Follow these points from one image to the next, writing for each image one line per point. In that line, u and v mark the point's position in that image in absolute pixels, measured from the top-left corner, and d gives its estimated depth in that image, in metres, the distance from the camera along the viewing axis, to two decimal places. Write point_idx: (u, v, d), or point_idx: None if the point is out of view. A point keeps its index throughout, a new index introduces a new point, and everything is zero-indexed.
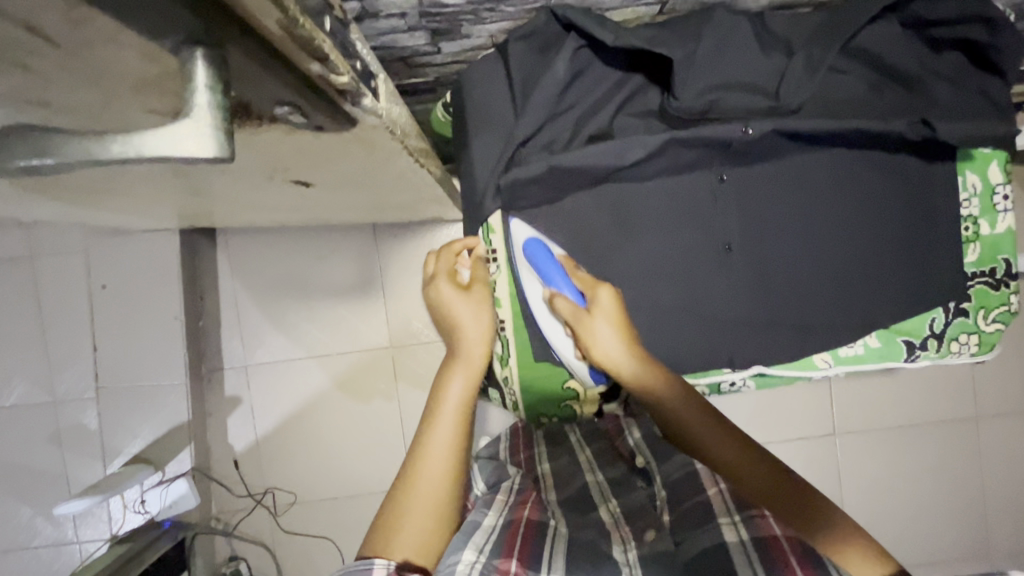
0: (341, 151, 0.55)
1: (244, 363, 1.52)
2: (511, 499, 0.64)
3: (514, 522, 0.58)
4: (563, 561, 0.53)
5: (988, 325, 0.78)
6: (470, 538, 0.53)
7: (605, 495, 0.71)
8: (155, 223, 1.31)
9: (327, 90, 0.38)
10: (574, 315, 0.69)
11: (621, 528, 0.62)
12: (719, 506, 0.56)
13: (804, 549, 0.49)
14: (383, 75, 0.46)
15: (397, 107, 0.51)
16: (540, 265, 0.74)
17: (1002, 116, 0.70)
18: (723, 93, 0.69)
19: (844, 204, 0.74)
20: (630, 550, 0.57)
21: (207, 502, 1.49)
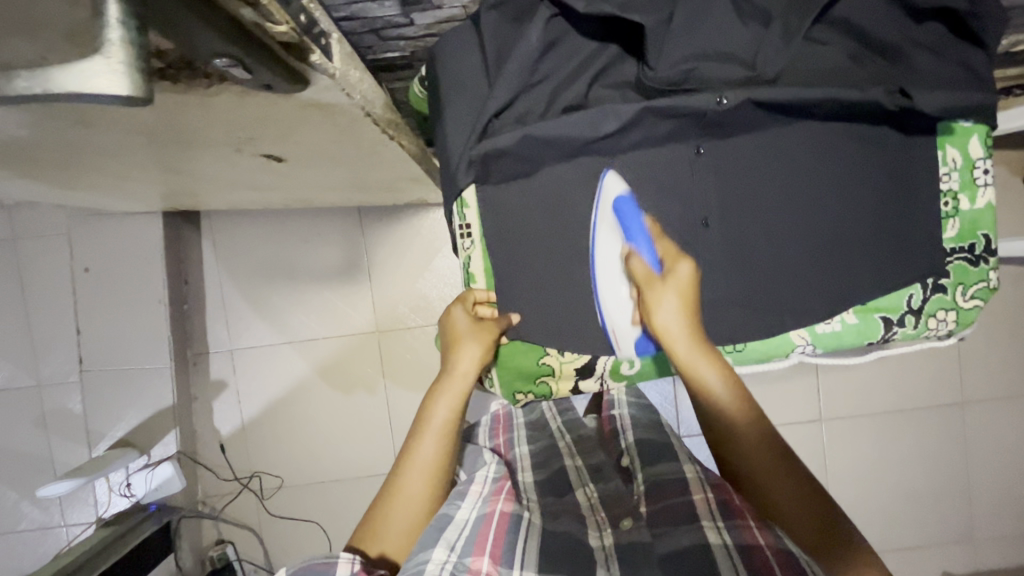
0: (303, 118, 0.55)
1: (230, 347, 1.51)
2: (486, 489, 0.64)
3: (489, 514, 0.59)
4: (534, 555, 0.55)
5: (966, 301, 0.77)
6: (442, 535, 0.54)
7: (582, 479, 0.73)
8: (138, 204, 1.30)
9: (271, 42, 0.38)
10: (646, 277, 0.69)
11: (598, 512, 0.65)
12: (704, 510, 0.59)
13: (785, 553, 0.51)
14: (337, 34, 0.45)
15: (355, 70, 0.50)
16: (626, 224, 0.72)
17: (981, 86, 0.70)
18: (700, 62, 0.68)
19: (822, 179, 0.74)
20: (606, 536, 0.60)
21: (194, 486, 1.49)
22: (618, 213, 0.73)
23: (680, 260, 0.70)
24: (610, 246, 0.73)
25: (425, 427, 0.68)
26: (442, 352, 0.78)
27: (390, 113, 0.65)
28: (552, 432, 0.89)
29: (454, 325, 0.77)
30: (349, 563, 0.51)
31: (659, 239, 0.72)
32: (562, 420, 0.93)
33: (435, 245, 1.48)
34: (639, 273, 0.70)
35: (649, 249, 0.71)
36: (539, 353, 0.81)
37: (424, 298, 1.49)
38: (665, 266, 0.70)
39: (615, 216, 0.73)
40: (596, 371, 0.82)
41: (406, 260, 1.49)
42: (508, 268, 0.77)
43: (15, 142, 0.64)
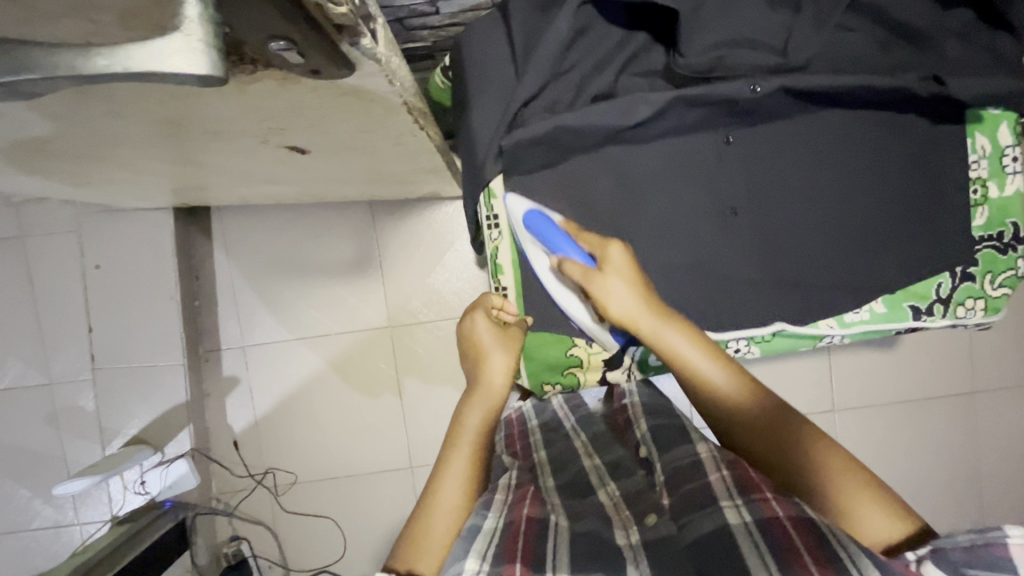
0: (337, 107, 0.54)
1: (242, 343, 1.51)
2: (510, 497, 0.61)
3: (516, 521, 0.56)
4: (566, 557, 0.52)
5: (994, 289, 0.77)
6: (472, 546, 0.52)
7: (603, 478, 0.72)
8: (150, 200, 1.29)
9: (326, 25, 0.36)
10: (585, 276, 0.64)
11: (621, 511, 0.63)
12: (721, 489, 0.59)
13: (806, 522, 0.50)
14: (381, 19, 0.43)
15: (396, 57, 0.48)
16: (544, 235, 0.68)
17: (1013, 73, 0.69)
18: (729, 49, 0.68)
19: (846, 167, 0.74)
20: (633, 533, 0.58)
21: (207, 483, 1.49)
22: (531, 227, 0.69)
23: (607, 246, 0.65)
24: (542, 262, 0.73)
25: (455, 442, 0.64)
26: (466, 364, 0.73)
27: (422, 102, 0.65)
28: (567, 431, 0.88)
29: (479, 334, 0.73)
30: None
31: (581, 236, 0.68)
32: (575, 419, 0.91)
33: (447, 239, 1.48)
34: (576, 274, 0.65)
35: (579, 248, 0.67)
36: (567, 343, 0.80)
37: (436, 292, 1.49)
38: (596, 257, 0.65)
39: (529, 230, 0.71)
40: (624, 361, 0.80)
41: (417, 254, 1.48)
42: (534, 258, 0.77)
43: (41, 135, 0.64)
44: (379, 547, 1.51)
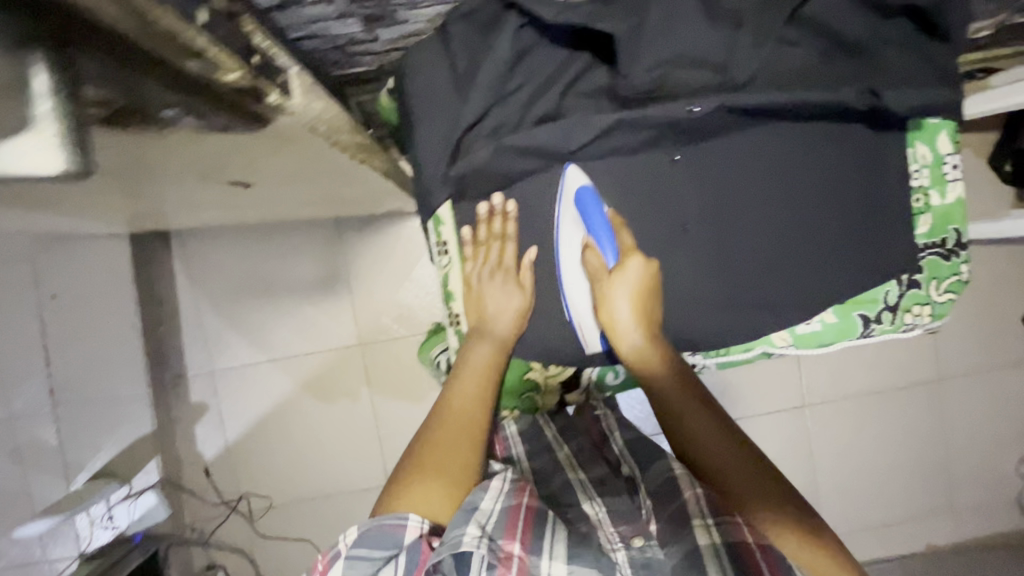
0: (266, 150, 0.52)
1: (210, 368, 1.47)
2: (507, 483, 0.62)
3: (515, 506, 0.58)
4: (562, 548, 0.54)
5: (939, 295, 0.79)
6: (472, 517, 0.56)
7: (587, 491, 0.67)
8: (104, 227, 1.25)
9: (223, 89, 0.35)
10: (596, 272, 0.71)
11: (606, 526, 0.59)
12: (694, 508, 0.59)
13: (772, 553, 0.54)
14: (296, 70, 0.44)
15: (319, 103, 0.49)
16: (587, 214, 0.71)
17: (950, 83, 0.70)
18: (673, 68, 0.67)
19: (800, 178, 0.74)
20: (619, 550, 0.56)
21: (180, 512, 1.46)
22: (579, 205, 0.71)
23: (629, 255, 0.70)
24: (570, 236, 0.73)
25: (461, 393, 0.69)
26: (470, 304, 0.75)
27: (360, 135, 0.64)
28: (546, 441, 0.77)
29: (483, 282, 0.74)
30: (416, 526, 0.56)
31: (619, 232, 0.72)
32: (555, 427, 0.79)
33: (416, 253, 1.46)
34: (591, 267, 0.71)
35: (609, 243, 0.71)
36: (523, 366, 0.79)
37: (407, 307, 1.47)
38: (617, 260, 0.71)
39: (576, 209, 0.71)
40: (582, 382, 0.79)
41: (386, 269, 1.47)
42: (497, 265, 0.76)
43: None
44: None
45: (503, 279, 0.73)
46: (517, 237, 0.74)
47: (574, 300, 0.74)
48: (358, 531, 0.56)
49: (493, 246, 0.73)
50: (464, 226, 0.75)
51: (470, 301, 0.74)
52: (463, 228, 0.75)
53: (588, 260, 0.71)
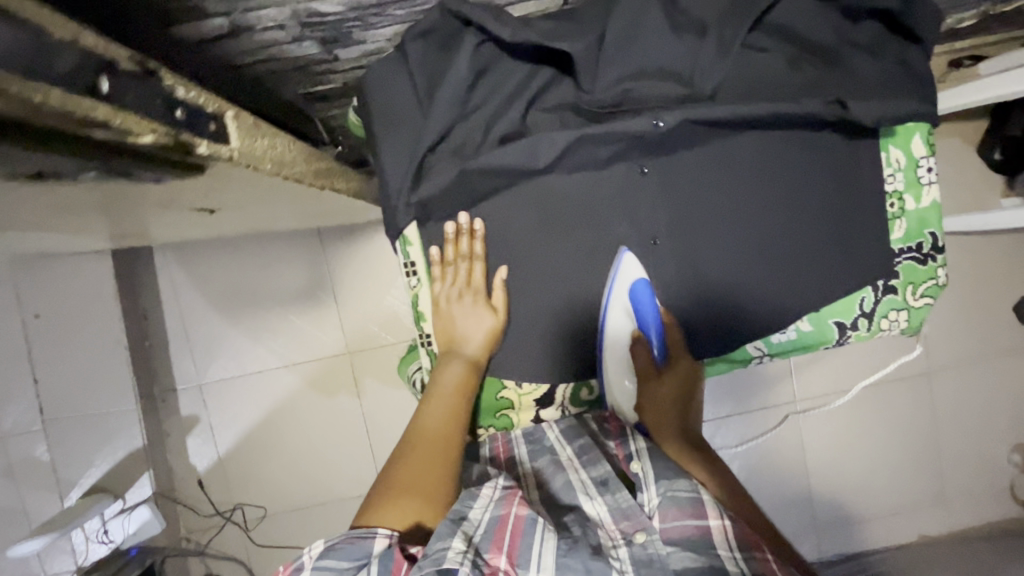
0: (212, 181, 0.52)
1: (198, 381, 1.47)
2: (497, 492, 0.59)
3: (505, 516, 0.56)
4: (552, 560, 0.53)
5: (916, 300, 0.78)
6: (456, 530, 0.53)
7: (589, 491, 0.65)
8: (85, 245, 1.25)
9: (147, 146, 0.38)
10: (643, 365, 0.74)
11: (609, 527, 0.60)
12: (721, 538, 0.57)
13: None
14: (229, 112, 0.47)
15: (258, 139, 0.51)
16: (639, 307, 0.72)
17: (922, 86, 0.69)
18: (636, 81, 0.66)
19: (768, 189, 0.73)
20: (620, 553, 0.57)
21: (174, 524, 1.47)
22: (633, 299, 0.72)
23: (677, 353, 0.75)
24: (618, 325, 0.73)
25: (431, 409, 0.68)
26: (440, 326, 0.74)
27: (311, 162, 0.66)
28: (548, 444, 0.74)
29: (453, 303, 0.73)
30: (387, 537, 0.54)
31: (668, 329, 0.74)
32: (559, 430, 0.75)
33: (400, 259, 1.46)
34: (641, 357, 0.74)
35: (657, 336, 0.74)
36: (497, 386, 0.77)
37: (393, 314, 1.47)
38: (665, 356, 0.74)
39: (629, 300, 0.72)
40: (557, 400, 0.78)
41: (371, 277, 1.46)
42: None
43: None
44: None
45: (473, 296, 0.72)
46: (485, 256, 0.73)
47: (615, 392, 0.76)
48: (326, 542, 0.53)
49: (461, 266, 0.72)
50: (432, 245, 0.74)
51: (442, 322, 0.74)
52: (431, 247, 0.74)
53: (636, 352, 0.74)
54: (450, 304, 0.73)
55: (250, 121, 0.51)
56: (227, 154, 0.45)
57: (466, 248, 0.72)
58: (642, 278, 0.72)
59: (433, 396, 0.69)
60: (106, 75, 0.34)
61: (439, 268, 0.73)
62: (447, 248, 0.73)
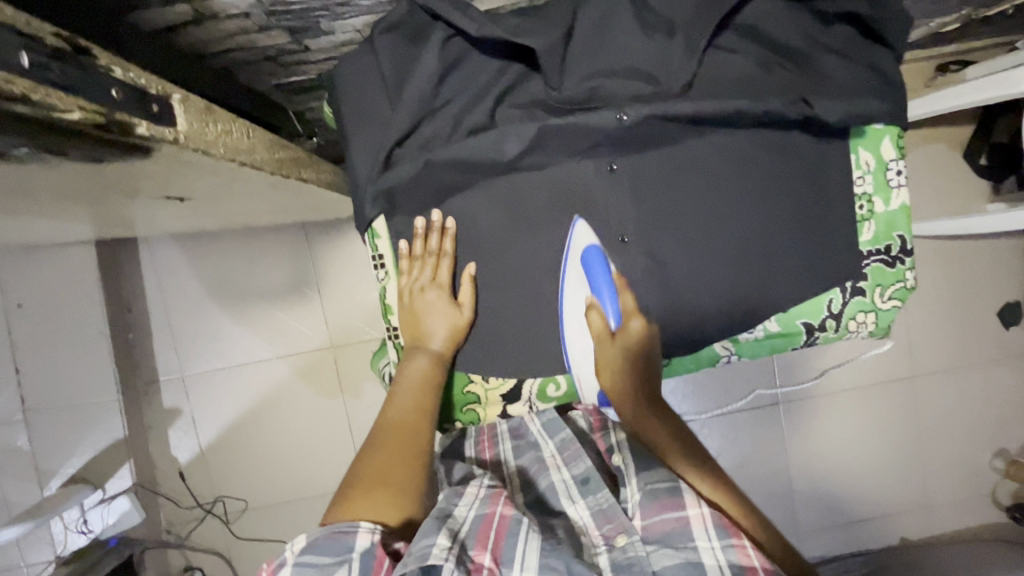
0: (166, 168, 0.53)
1: (181, 373, 1.48)
2: (483, 492, 0.62)
3: (489, 515, 0.58)
4: (536, 561, 0.54)
5: (884, 302, 0.78)
6: (443, 527, 0.54)
7: (571, 494, 0.70)
8: (68, 237, 1.25)
9: (82, 129, 0.39)
10: (599, 335, 0.69)
11: (590, 532, 0.63)
12: (701, 530, 0.56)
13: None
14: (175, 97, 0.47)
15: (209, 125, 0.52)
16: (592, 274, 0.69)
17: (890, 89, 0.69)
18: (604, 79, 0.66)
19: (737, 189, 0.72)
20: (601, 554, 0.59)
21: (155, 516, 1.47)
22: (586, 265, 0.70)
23: (632, 318, 0.69)
24: (576, 296, 0.71)
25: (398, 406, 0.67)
26: (406, 326, 0.74)
27: (273, 151, 0.67)
28: (533, 439, 0.82)
29: (419, 300, 0.73)
30: (370, 532, 0.51)
31: (623, 292, 0.70)
32: (540, 423, 0.81)
33: None
34: (597, 326, 0.69)
35: (612, 302, 0.70)
36: (463, 380, 0.77)
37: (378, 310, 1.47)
38: (620, 323, 0.70)
39: (582, 267, 0.70)
40: (524, 395, 0.78)
41: (357, 272, 1.46)
42: None
43: None
44: None
45: (441, 292, 0.72)
46: (453, 253, 0.73)
47: (578, 361, 0.72)
48: (306, 538, 0.50)
49: (427, 260, 0.73)
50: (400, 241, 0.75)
51: (408, 319, 0.74)
52: (399, 241, 0.74)
53: (591, 318, 0.70)
54: (417, 301, 0.73)
55: (200, 106, 0.51)
56: (171, 137, 0.46)
57: (434, 243, 0.72)
58: (594, 244, 0.70)
59: (400, 394, 0.69)
60: (28, 53, 0.34)
61: (406, 267, 0.74)
62: (414, 245, 0.73)
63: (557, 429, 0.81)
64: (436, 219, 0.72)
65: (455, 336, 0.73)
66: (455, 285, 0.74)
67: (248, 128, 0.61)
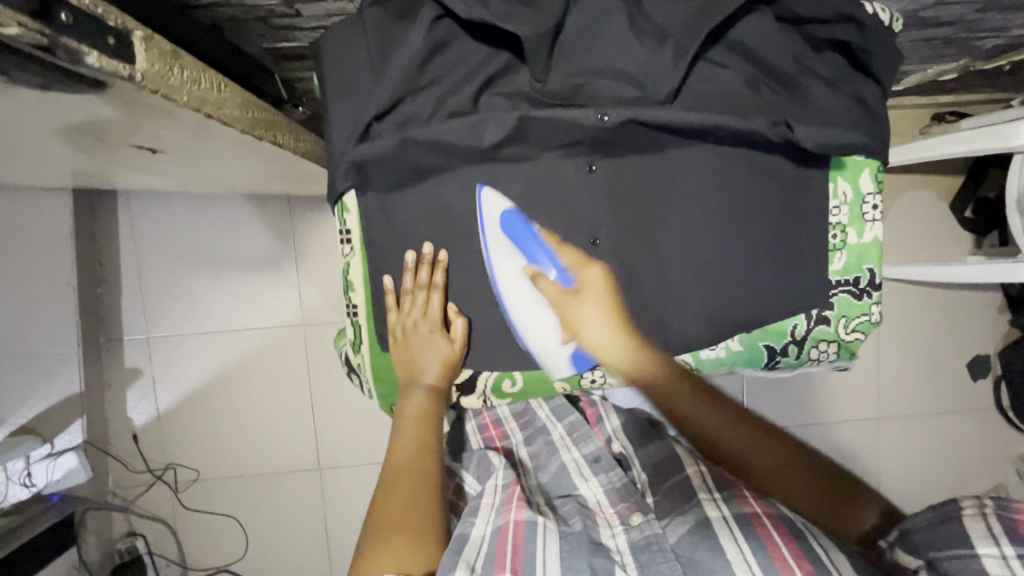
0: (128, 106, 0.52)
1: (146, 334, 1.45)
2: (499, 499, 0.78)
3: (505, 525, 0.72)
4: (554, 563, 0.67)
5: (848, 333, 0.78)
6: (460, 557, 0.66)
7: (583, 473, 0.89)
8: (43, 183, 1.23)
9: (18, 46, 0.37)
10: (557, 296, 0.71)
11: (604, 510, 0.83)
12: (700, 485, 0.77)
13: (777, 517, 0.69)
14: (135, 33, 0.47)
15: (171, 68, 0.52)
16: (520, 240, 0.71)
17: (872, 123, 0.70)
18: (590, 78, 0.66)
19: (712, 204, 0.72)
20: (619, 534, 0.76)
21: (102, 477, 1.44)
22: (510, 233, 0.71)
23: (586, 269, 0.71)
24: (511, 271, 0.71)
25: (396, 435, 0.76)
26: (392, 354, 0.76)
27: (247, 110, 0.67)
28: (542, 423, 0.98)
29: (407, 340, 0.74)
30: None
31: (561, 250, 0.71)
32: (550, 409, 0.99)
33: None
34: (550, 290, 0.71)
35: (552, 263, 0.71)
36: None
37: None
38: (572, 280, 0.71)
39: (507, 236, 0.71)
40: (478, 387, 0.78)
41: (337, 251, 1.44)
42: (387, 257, 0.74)
43: None
44: (283, 548, 1.49)
45: (435, 337, 0.74)
46: (444, 286, 0.73)
47: (550, 327, 0.72)
48: None
49: (418, 295, 0.73)
50: (366, 218, 0.73)
51: (399, 350, 0.75)
52: (366, 219, 0.73)
53: (542, 286, 0.71)
54: (407, 339, 0.74)
55: (166, 49, 0.52)
56: (125, 73, 0.45)
57: (422, 276, 0.72)
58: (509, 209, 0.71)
59: (397, 423, 0.76)
60: None
61: (394, 302, 0.74)
62: (403, 280, 0.73)
63: (565, 414, 0.97)
64: (423, 250, 0.72)
65: (447, 368, 0.75)
66: (447, 319, 0.75)
67: (220, 81, 0.61)
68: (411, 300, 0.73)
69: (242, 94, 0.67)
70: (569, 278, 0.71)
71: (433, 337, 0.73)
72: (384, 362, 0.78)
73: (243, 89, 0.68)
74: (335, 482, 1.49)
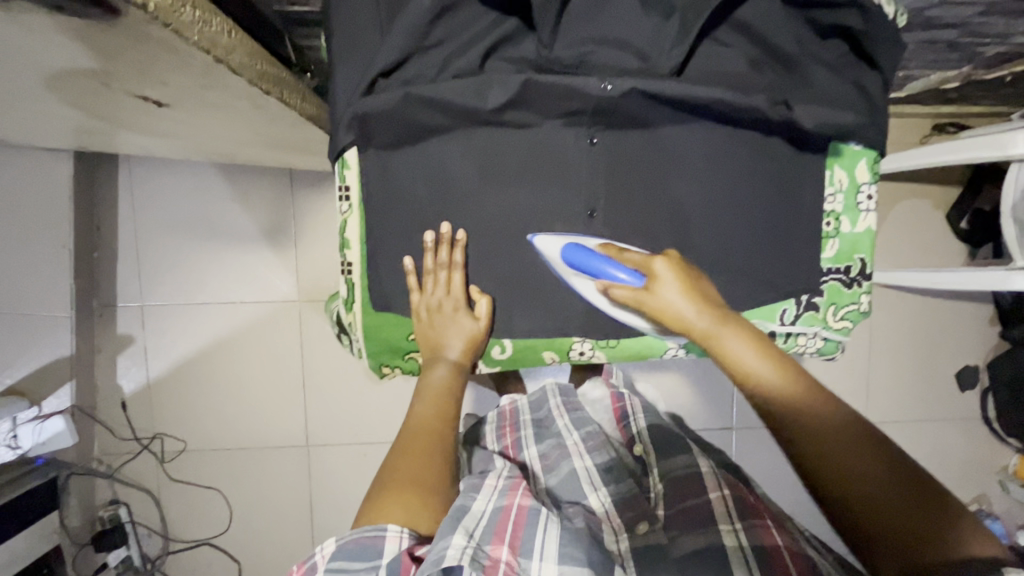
0: (136, 40, 0.53)
1: (141, 301, 1.45)
2: (503, 482, 0.69)
3: (507, 507, 0.63)
4: (553, 549, 0.59)
5: (837, 320, 0.80)
6: (461, 523, 0.58)
7: (594, 481, 0.78)
8: (42, 142, 1.22)
9: None
10: (635, 297, 0.68)
11: (611, 518, 0.73)
12: (722, 512, 0.68)
13: (797, 554, 0.61)
14: None
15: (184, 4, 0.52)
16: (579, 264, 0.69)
17: (869, 110, 0.71)
18: (595, 47, 0.67)
19: (710, 181, 0.73)
20: (623, 540, 0.69)
21: (88, 443, 1.44)
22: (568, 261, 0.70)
23: (652, 262, 0.68)
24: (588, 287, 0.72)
25: (417, 399, 0.73)
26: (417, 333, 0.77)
27: (253, 61, 0.68)
28: (559, 430, 0.92)
29: (423, 313, 0.76)
30: (398, 536, 0.56)
31: (623, 257, 0.70)
32: (569, 419, 0.93)
33: None
34: (627, 297, 0.69)
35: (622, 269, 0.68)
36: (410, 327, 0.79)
37: None
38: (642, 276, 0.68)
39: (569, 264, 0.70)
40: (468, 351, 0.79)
41: (336, 229, 1.44)
42: (384, 218, 0.75)
43: None
44: (267, 523, 1.49)
45: (456, 312, 0.75)
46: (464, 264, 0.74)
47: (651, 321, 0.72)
48: (335, 542, 0.56)
49: (439, 274, 0.74)
50: (366, 176, 0.74)
51: (422, 329, 0.76)
52: (366, 178, 0.73)
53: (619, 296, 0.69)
54: (428, 313, 0.75)
55: None
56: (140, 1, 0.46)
57: (443, 249, 0.73)
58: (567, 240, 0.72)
59: (420, 390, 0.74)
60: None
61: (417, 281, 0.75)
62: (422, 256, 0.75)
63: (583, 425, 0.92)
64: (445, 228, 0.73)
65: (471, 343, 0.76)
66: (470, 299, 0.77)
67: (229, 27, 0.62)
68: (432, 275, 0.74)
69: (250, 44, 0.68)
70: (638, 278, 0.68)
71: (458, 314, 0.75)
72: (407, 340, 0.80)
73: (252, 38, 0.69)
74: (321, 459, 1.49)
